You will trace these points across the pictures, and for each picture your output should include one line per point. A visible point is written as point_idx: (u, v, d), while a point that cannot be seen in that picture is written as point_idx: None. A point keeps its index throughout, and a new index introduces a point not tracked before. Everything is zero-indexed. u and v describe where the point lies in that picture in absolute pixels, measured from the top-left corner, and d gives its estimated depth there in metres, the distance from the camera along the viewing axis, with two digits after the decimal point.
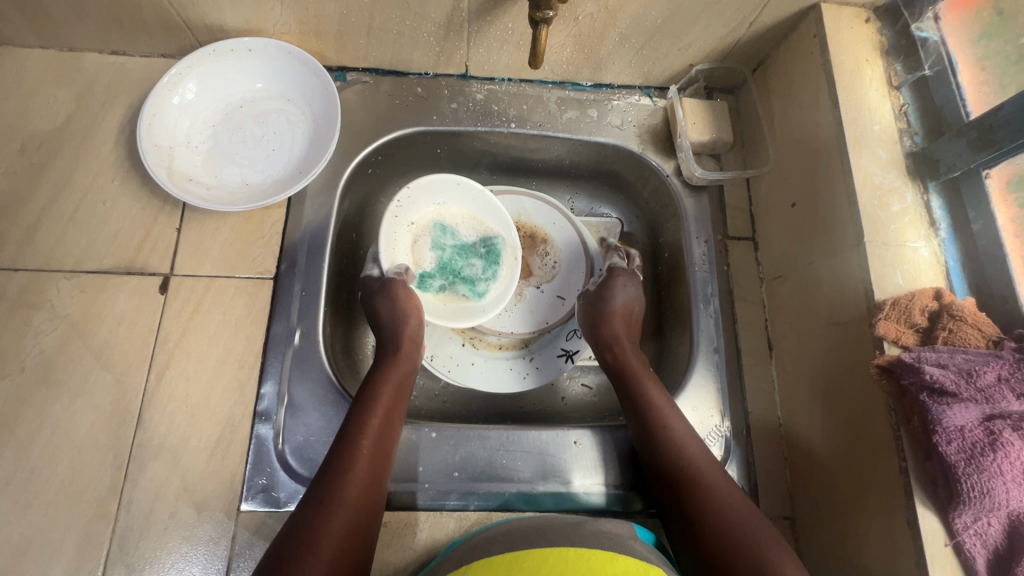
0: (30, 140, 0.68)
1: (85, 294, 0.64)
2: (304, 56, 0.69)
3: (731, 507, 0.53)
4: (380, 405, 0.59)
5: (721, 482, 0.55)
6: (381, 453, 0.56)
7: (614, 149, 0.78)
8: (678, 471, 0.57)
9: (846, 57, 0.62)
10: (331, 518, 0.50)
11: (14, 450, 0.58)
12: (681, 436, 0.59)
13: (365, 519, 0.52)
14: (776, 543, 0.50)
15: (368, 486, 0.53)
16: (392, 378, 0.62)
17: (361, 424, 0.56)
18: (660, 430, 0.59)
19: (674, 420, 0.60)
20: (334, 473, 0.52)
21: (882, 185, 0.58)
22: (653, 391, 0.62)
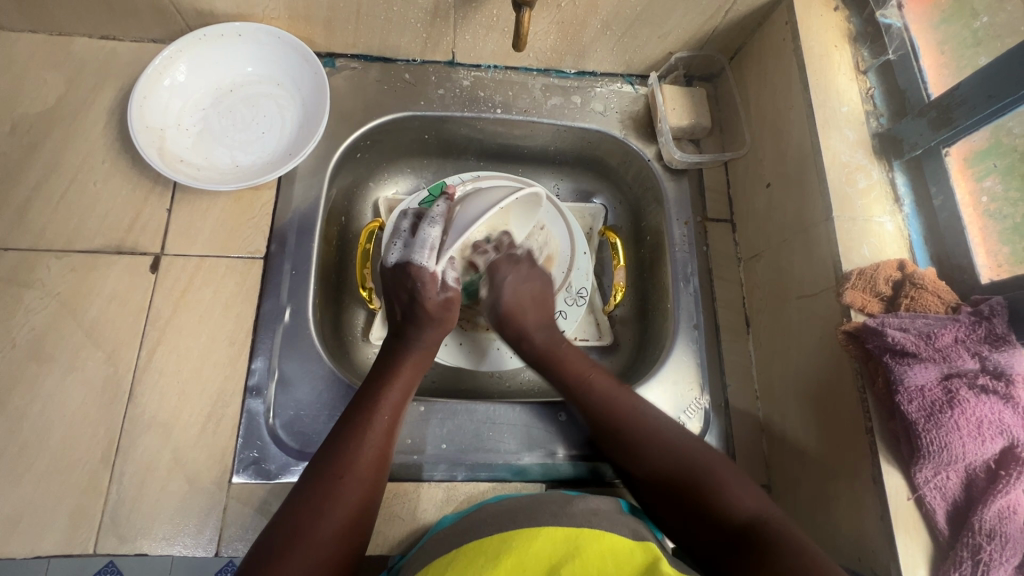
0: (21, 122, 0.69)
1: (76, 272, 0.64)
2: (294, 40, 0.70)
3: (665, 446, 0.57)
4: (396, 383, 0.60)
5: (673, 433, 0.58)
6: (394, 428, 0.57)
7: (598, 135, 0.80)
8: (608, 426, 0.59)
9: (817, 42, 0.65)
10: (343, 484, 0.51)
11: (6, 424, 0.58)
12: (602, 393, 0.61)
13: (375, 488, 0.54)
14: (733, 475, 0.54)
15: (381, 458, 0.55)
16: (409, 360, 0.63)
17: (378, 400, 0.58)
18: (581, 391, 0.62)
19: (596, 378, 0.63)
20: (349, 441, 0.54)
21: (849, 163, 0.60)
22: (572, 355, 0.66)
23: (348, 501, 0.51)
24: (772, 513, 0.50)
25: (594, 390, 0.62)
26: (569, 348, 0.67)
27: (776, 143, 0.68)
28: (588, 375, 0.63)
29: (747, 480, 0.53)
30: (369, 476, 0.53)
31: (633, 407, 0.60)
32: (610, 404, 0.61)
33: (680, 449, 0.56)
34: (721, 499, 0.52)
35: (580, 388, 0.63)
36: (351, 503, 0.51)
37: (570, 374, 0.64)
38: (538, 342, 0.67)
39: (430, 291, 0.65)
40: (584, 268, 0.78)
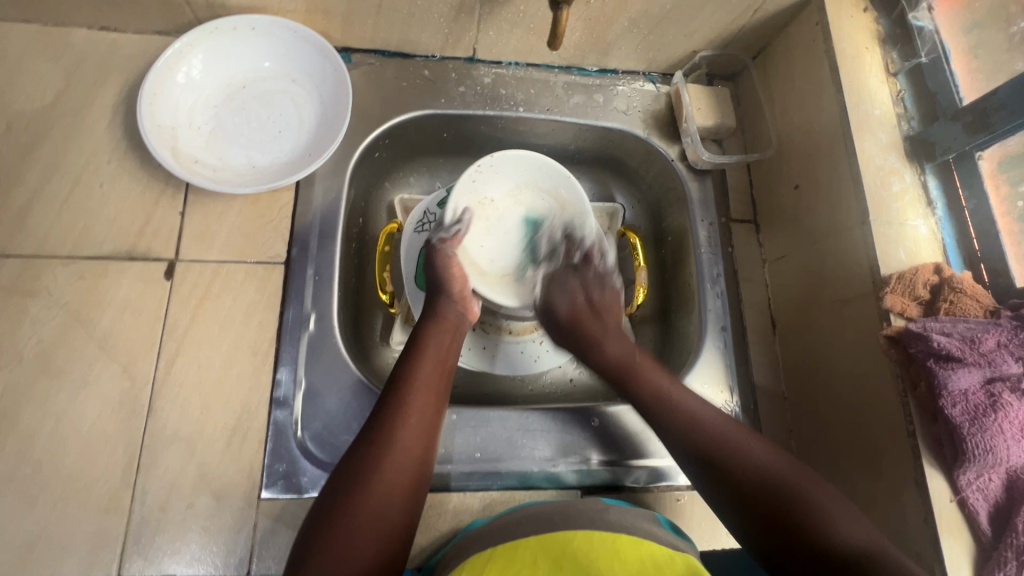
0: (17, 120, 0.64)
1: (85, 280, 0.61)
2: (312, 35, 0.67)
3: (759, 467, 0.50)
4: (425, 362, 0.57)
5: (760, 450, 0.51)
6: (432, 406, 0.55)
7: (620, 134, 0.79)
8: (697, 440, 0.53)
9: (848, 44, 0.65)
10: (382, 467, 0.49)
11: (17, 443, 0.55)
12: (695, 408, 0.56)
13: (418, 470, 0.51)
14: (835, 500, 0.48)
15: (420, 438, 0.52)
16: (438, 336, 0.60)
17: (407, 380, 0.55)
18: (661, 405, 0.57)
19: (683, 394, 0.57)
20: (382, 423, 0.52)
21: (883, 166, 0.61)
22: (654, 372, 0.60)
23: (389, 485, 0.49)
24: (880, 542, 0.45)
25: (690, 408, 0.56)
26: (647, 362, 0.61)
27: (805, 145, 0.68)
28: (669, 388, 0.58)
29: (836, 493, 0.49)
30: (409, 456, 0.51)
31: (730, 426, 0.54)
32: (705, 421, 0.54)
33: (771, 468, 0.50)
34: (818, 524, 0.46)
35: (660, 401, 0.57)
36: (391, 486, 0.49)
37: (649, 387, 0.59)
38: (614, 353, 0.63)
39: (454, 286, 0.63)
40: None
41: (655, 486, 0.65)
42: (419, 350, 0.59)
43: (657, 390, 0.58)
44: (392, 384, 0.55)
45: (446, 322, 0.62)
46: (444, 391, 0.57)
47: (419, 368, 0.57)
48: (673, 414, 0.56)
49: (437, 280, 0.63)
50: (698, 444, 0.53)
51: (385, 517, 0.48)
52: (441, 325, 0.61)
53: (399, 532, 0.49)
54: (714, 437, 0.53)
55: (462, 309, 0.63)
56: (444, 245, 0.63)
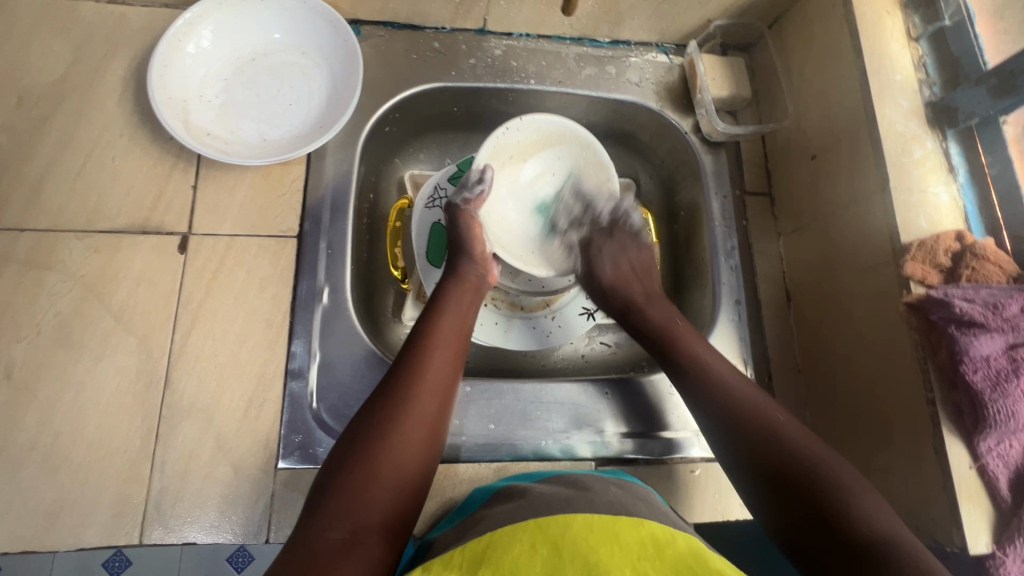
0: (28, 94, 0.64)
1: (100, 254, 0.61)
2: (322, 5, 0.66)
3: (790, 442, 0.48)
4: (446, 319, 0.59)
5: (791, 427, 0.49)
6: (452, 361, 0.56)
7: (633, 107, 0.78)
8: (733, 413, 0.51)
9: (869, 9, 0.64)
10: (404, 412, 0.50)
11: (37, 414, 0.56)
12: (736, 387, 0.53)
13: (437, 419, 0.52)
14: (858, 482, 0.45)
15: (441, 388, 0.53)
16: (459, 297, 0.62)
17: (428, 338, 0.56)
18: (707, 381, 0.54)
19: (724, 370, 0.55)
20: (405, 371, 0.53)
21: (904, 133, 0.59)
22: (696, 344, 0.58)
23: (410, 429, 0.50)
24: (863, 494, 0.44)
25: (731, 386, 0.53)
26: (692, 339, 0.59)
27: (823, 114, 0.67)
28: (714, 363, 0.55)
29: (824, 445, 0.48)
30: (429, 409, 0.52)
31: (773, 407, 0.51)
32: (741, 398, 0.51)
33: (809, 448, 0.47)
34: (849, 508, 0.43)
35: (700, 377, 0.54)
36: (413, 431, 0.50)
37: (686, 361, 0.56)
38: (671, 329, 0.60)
39: (476, 247, 0.64)
40: None
41: (669, 457, 0.64)
42: (440, 308, 0.60)
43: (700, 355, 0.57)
44: (415, 339, 0.57)
45: (467, 281, 0.63)
46: (464, 348, 0.59)
47: (441, 326, 0.58)
48: (713, 389, 0.53)
49: (460, 243, 0.65)
50: (735, 417, 0.50)
51: (406, 458, 0.48)
52: (462, 286, 0.63)
53: (419, 477, 0.49)
54: (755, 414, 0.50)
55: (483, 270, 0.64)
56: (468, 206, 0.65)
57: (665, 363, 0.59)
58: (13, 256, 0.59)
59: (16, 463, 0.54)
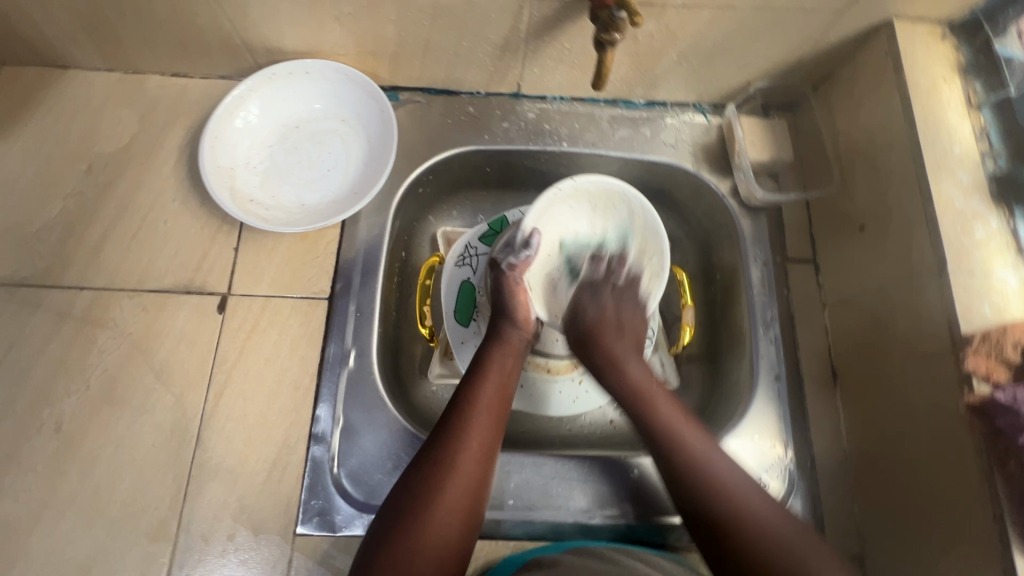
0: (96, 160, 0.70)
1: (146, 312, 0.65)
2: (361, 77, 0.70)
3: (761, 523, 0.50)
4: (488, 383, 0.57)
5: (761, 506, 0.51)
6: (493, 428, 0.54)
7: (668, 168, 0.76)
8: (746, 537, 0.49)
9: (924, 75, 0.60)
10: (445, 486, 0.50)
11: (80, 467, 0.59)
12: (748, 499, 0.51)
13: (477, 491, 0.51)
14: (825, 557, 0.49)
15: (482, 458, 0.52)
16: (501, 359, 0.59)
17: (470, 401, 0.55)
18: (691, 464, 0.53)
19: (739, 478, 0.52)
20: (446, 439, 0.52)
21: (964, 211, 0.55)
22: (696, 442, 0.54)
23: (451, 502, 0.50)
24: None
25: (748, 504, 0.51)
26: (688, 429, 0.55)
27: (873, 183, 0.63)
28: (727, 470, 0.53)
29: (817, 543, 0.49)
30: (468, 482, 0.51)
31: (788, 523, 0.50)
32: (759, 516, 0.50)
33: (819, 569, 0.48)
34: None
35: (710, 493, 0.51)
36: (453, 504, 0.50)
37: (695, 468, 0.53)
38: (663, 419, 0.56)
39: (519, 312, 0.61)
40: None
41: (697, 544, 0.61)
42: (483, 370, 0.58)
43: (672, 429, 0.55)
44: (456, 402, 0.55)
45: (509, 345, 0.60)
46: (505, 413, 0.57)
47: (484, 390, 0.56)
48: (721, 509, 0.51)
49: (502, 306, 0.61)
50: (746, 543, 0.49)
51: (447, 532, 0.49)
52: (504, 349, 0.60)
53: (459, 549, 0.49)
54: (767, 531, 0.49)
55: (526, 333, 0.61)
56: (513, 270, 0.61)
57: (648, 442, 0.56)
58: (71, 313, 0.64)
59: (59, 513, 0.58)
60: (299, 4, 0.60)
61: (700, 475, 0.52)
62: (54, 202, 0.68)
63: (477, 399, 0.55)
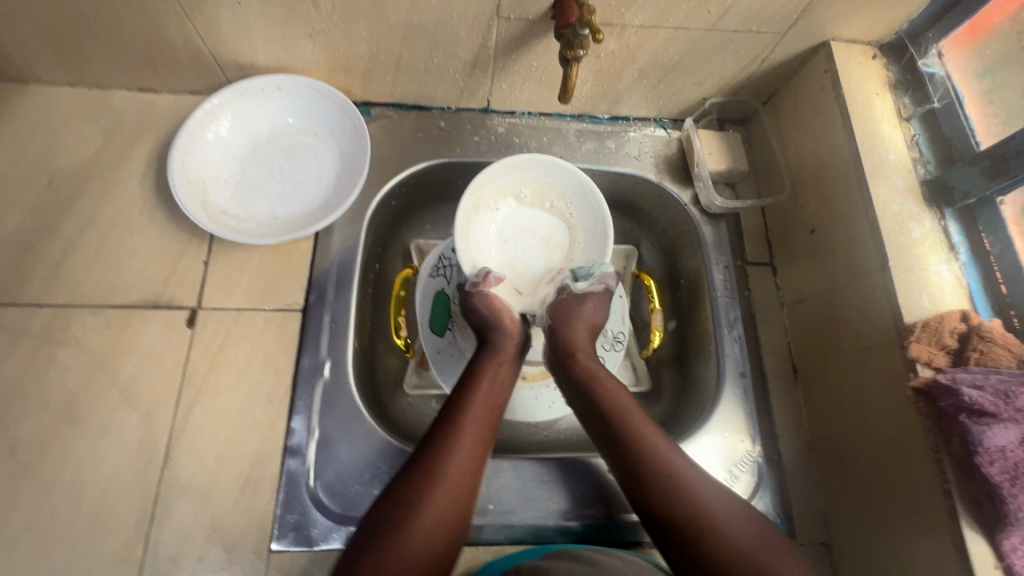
0: (58, 175, 0.68)
1: (111, 328, 0.63)
2: (334, 93, 0.71)
3: (718, 520, 0.48)
4: (480, 392, 0.58)
5: (731, 523, 0.48)
6: (484, 435, 0.55)
7: (633, 179, 0.79)
8: (723, 557, 0.46)
9: (859, 91, 0.66)
10: (434, 490, 0.50)
11: (37, 492, 0.56)
12: (722, 515, 0.49)
13: (468, 496, 0.52)
14: (785, 554, 0.47)
15: (471, 467, 0.53)
16: (494, 369, 0.60)
17: (463, 406, 0.56)
18: (650, 460, 0.52)
19: (678, 460, 0.53)
20: (436, 445, 0.53)
21: (901, 212, 0.60)
22: (661, 445, 0.53)
23: (439, 506, 0.49)
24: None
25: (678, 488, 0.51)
26: (659, 445, 0.54)
27: (821, 188, 0.68)
28: (713, 501, 0.50)
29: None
30: (462, 484, 0.51)
31: (778, 555, 0.47)
32: (746, 547, 0.47)
33: None
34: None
35: (678, 489, 0.50)
36: (440, 509, 0.49)
37: (664, 481, 0.51)
38: (637, 432, 0.54)
39: (505, 320, 0.63)
40: (619, 312, 0.77)
41: None
42: (473, 381, 0.59)
43: (627, 407, 0.57)
44: (450, 411, 0.56)
45: (502, 354, 0.62)
46: (496, 423, 0.57)
47: (476, 399, 0.57)
48: (654, 472, 0.52)
49: (489, 317, 0.63)
50: (695, 535, 0.48)
51: (434, 535, 0.48)
52: (497, 358, 0.61)
53: (445, 556, 0.49)
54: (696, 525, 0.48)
55: (516, 343, 0.63)
56: (478, 288, 0.63)
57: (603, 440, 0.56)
58: (28, 331, 0.62)
59: (12, 543, 0.55)
60: (272, 20, 0.61)
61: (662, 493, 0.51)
62: (10, 219, 0.66)
63: (472, 403, 0.56)
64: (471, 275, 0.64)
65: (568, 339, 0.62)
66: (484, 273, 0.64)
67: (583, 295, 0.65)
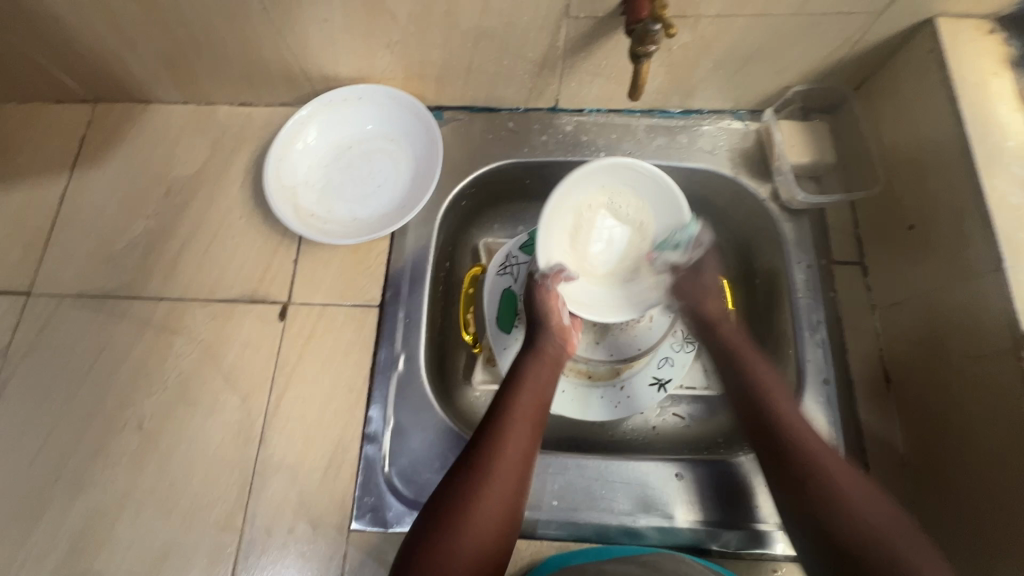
0: (174, 183, 0.77)
1: (216, 320, 0.70)
2: (409, 100, 0.75)
3: (841, 468, 0.52)
4: (525, 392, 0.59)
5: (836, 464, 0.52)
6: (531, 433, 0.56)
7: (706, 174, 0.76)
8: (861, 533, 0.48)
9: (970, 71, 0.59)
10: (484, 490, 0.52)
11: (159, 461, 0.65)
12: (838, 469, 0.52)
13: (517, 494, 0.53)
14: (921, 545, 0.48)
15: (520, 462, 0.54)
16: (537, 369, 0.61)
17: (507, 406, 0.57)
18: (783, 423, 0.55)
19: (800, 418, 0.56)
20: (486, 442, 0.54)
21: (1021, 206, 0.54)
22: (785, 403, 0.57)
23: (490, 504, 0.51)
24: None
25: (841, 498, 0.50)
26: (798, 417, 0.56)
27: (921, 179, 0.62)
28: (834, 475, 0.51)
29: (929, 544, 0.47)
30: (511, 481, 0.53)
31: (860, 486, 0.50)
32: (857, 509, 0.49)
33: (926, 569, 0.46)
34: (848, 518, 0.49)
35: (794, 447, 0.54)
36: (490, 505, 0.51)
37: (772, 417, 0.56)
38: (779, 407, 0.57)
39: (553, 320, 0.63)
40: None
41: (747, 552, 0.61)
42: (519, 381, 0.60)
43: (763, 383, 0.59)
44: (496, 410, 0.57)
45: (545, 355, 0.63)
46: (542, 420, 0.58)
47: (520, 398, 0.58)
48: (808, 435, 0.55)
49: (537, 317, 0.64)
50: (825, 493, 0.50)
51: (486, 530, 0.51)
52: (540, 359, 0.62)
53: (497, 549, 0.51)
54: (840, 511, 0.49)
55: (561, 343, 0.64)
56: (546, 281, 0.62)
57: (741, 405, 0.59)
58: (151, 321, 0.70)
59: (140, 504, 0.63)
60: (355, 34, 0.65)
61: (789, 448, 0.54)
62: (138, 222, 0.75)
63: (514, 404, 0.58)
64: (544, 267, 0.61)
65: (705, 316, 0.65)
66: (558, 267, 0.61)
67: (705, 312, 0.66)
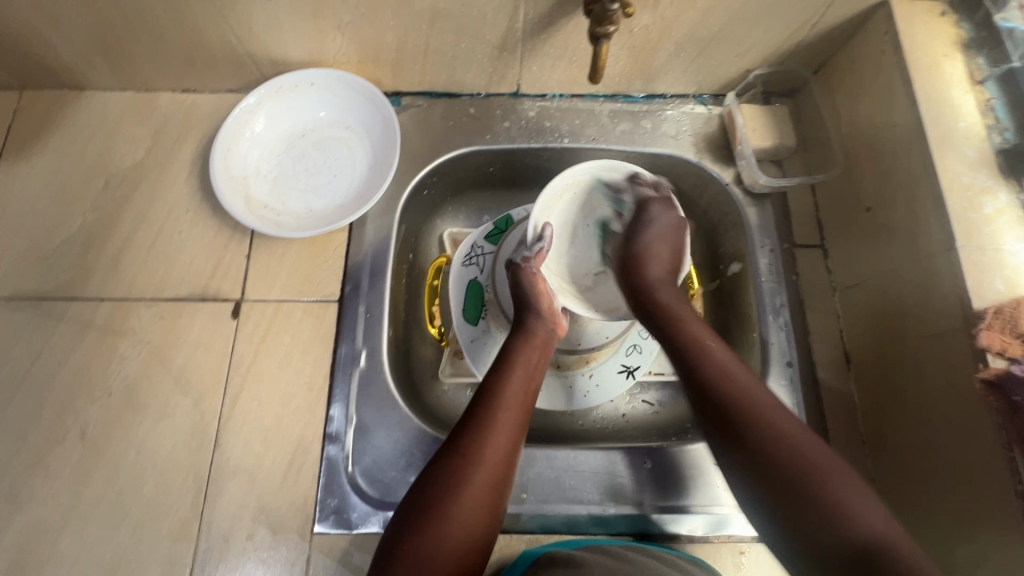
0: (113, 176, 0.72)
1: (164, 320, 0.67)
2: (363, 85, 0.72)
3: (745, 390, 0.50)
4: (516, 378, 0.57)
5: (779, 416, 0.48)
6: (518, 419, 0.54)
7: (670, 160, 0.75)
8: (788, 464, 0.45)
9: (924, 53, 0.60)
10: (469, 478, 0.50)
11: (105, 470, 0.61)
12: (773, 415, 0.48)
13: (502, 483, 0.51)
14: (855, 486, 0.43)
15: (506, 449, 0.52)
16: (527, 353, 0.59)
17: (497, 392, 0.55)
18: (698, 353, 0.53)
19: (723, 353, 0.53)
20: (472, 429, 0.52)
21: (972, 185, 0.54)
22: (717, 351, 0.53)
23: (474, 496, 0.49)
24: None
25: (777, 429, 0.47)
26: (725, 359, 0.53)
27: (879, 160, 0.63)
28: (760, 394, 0.49)
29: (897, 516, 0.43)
30: (496, 468, 0.51)
31: (820, 449, 0.46)
32: (797, 450, 0.45)
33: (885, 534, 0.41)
34: (760, 433, 0.47)
35: (718, 382, 0.51)
36: (475, 497, 0.49)
37: (710, 367, 0.52)
38: (713, 356, 0.53)
39: (543, 301, 0.61)
40: None
41: (713, 535, 0.61)
42: (508, 364, 0.58)
43: (697, 338, 0.55)
44: (485, 395, 0.55)
45: (536, 337, 0.60)
46: (532, 406, 0.57)
47: (510, 383, 0.56)
48: (707, 364, 0.52)
49: (525, 298, 0.61)
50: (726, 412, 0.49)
51: (469, 520, 0.49)
52: (530, 341, 0.60)
53: (480, 540, 0.49)
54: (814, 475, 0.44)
55: (552, 325, 0.61)
56: (529, 264, 0.60)
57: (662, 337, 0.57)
58: (92, 323, 0.66)
59: (86, 517, 0.60)
60: (301, 15, 0.62)
61: (733, 398, 0.49)
62: (74, 218, 0.70)
63: (505, 389, 0.55)
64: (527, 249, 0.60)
65: (643, 281, 0.60)
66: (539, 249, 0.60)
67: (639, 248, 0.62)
